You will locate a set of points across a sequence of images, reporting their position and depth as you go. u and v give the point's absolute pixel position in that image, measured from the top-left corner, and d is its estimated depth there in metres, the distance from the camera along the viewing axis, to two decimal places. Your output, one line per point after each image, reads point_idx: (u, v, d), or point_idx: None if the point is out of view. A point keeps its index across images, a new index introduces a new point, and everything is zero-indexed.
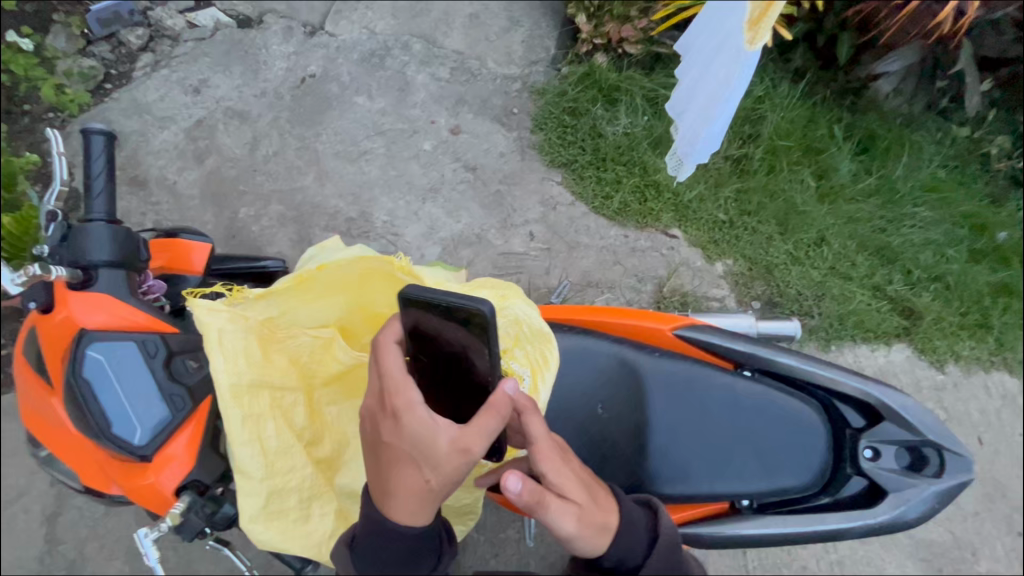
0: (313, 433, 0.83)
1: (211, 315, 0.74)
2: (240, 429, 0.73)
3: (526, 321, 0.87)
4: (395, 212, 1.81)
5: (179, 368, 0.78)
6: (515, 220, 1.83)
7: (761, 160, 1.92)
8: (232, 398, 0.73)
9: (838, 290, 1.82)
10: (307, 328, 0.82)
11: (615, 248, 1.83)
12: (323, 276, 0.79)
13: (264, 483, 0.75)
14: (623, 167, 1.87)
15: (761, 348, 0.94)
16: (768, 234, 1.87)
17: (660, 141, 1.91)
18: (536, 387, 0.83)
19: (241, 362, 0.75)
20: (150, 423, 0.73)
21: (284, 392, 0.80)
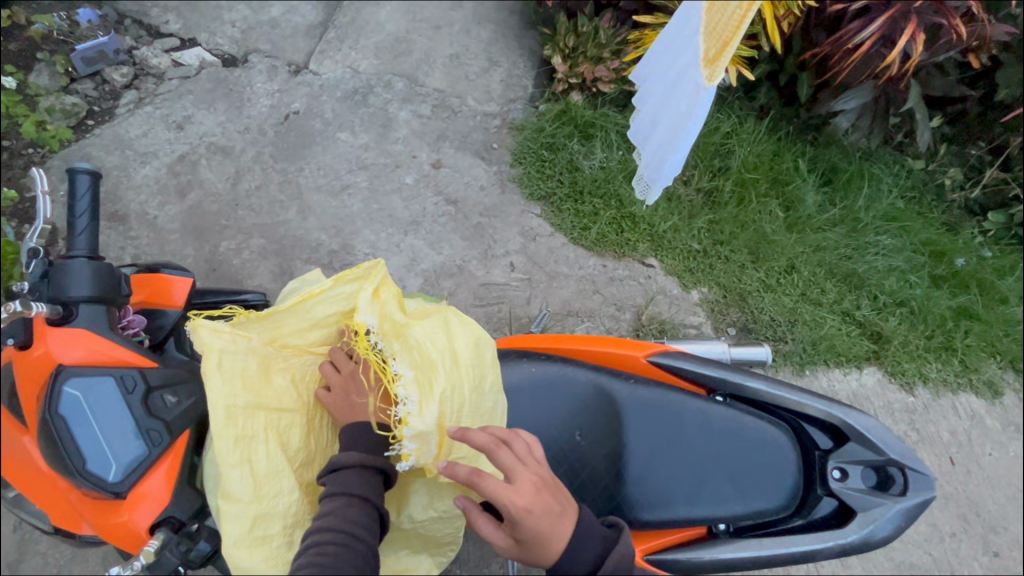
0: (307, 455, 0.79)
1: (214, 337, 0.75)
2: (232, 450, 0.70)
3: (419, 348, 0.81)
4: (377, 244, 1.83)
5: (158, 404, 0.77)
6: (496, 251, 1.87)
7: (731, 192, 2.01)
8: (227, 417, 0.71)
9: (809, 315, 1.88)
10: (304, 348, 0.86)
11: (594, 277, 1.87)
12: (324, 299, 0.84)
13: (254, 508, 0.70)
14: (600, 200, 1.94)
15: (729, 371, 0.98)
16: (741, 262, 1.93)
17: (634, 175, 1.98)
18: (422, 409, 0.77)
19: (237, 384, 0.74)
20: (127, 459, 0.73)
21: (281, 414, 0.77)
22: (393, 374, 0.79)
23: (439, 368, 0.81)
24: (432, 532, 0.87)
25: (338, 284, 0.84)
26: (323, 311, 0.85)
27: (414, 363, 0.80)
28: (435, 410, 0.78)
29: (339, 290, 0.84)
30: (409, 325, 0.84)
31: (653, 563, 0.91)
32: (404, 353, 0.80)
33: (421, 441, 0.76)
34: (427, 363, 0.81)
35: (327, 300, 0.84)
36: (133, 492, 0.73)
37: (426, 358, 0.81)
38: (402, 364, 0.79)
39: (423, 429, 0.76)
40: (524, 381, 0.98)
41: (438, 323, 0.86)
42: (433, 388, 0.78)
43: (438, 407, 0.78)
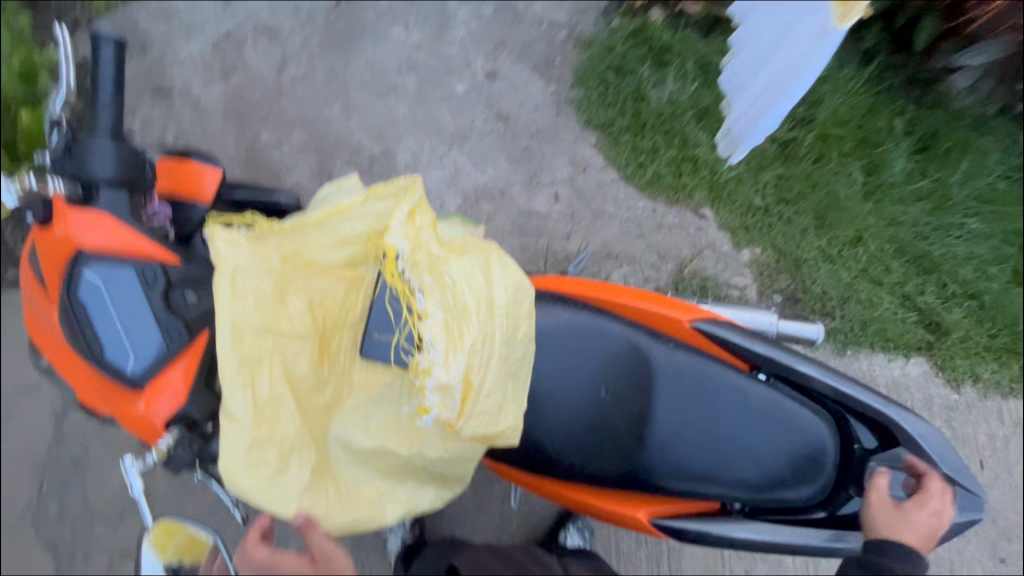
0: (318, 381, 0.75)
1: (231, 250, 0.70)
2: (235, 373, 0.67)
3: (454, 291, 0.71)
4: (419, 155, 1.74)
5: (178, 300, 0.77)
6: (542, 179, 1.76)
7: (809, 147, 1.81)
8: (232, 336, 0.67)
9: (865, 294, 1.74)
10: (327, 270, 0.78)
11: (640, 221, 1.76)
12: (353, 219, 0.80)
13: (251, 431, 0.66)
14: (663, 136, 1.78)
15: (778, 350, 0.90)
16: (804, 228, 1.78)
17: (706, 113, 1.79)
18: (447, 360, 0.69)
19: (249, 304, 0.69)
20: (147, 351, 0.72)
21: (292, 339, 0.72)
22: (421, 313, 0.70)
23: (473, 313, 0.71)
24: (440, 471, 0.83)
25: (369, 202, 0.81)
26: (351, 230, 0.79)
27: (447, 305, 0.70)
28: (463, 361, 0.69)
29: (369, 208, 0.80)
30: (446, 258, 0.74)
31: (659, 528, 0.90)
32: (436, 292, 0.70)
33: (444, 394, 0.69)
34: (460, 305, 0.71)
35: (356, 220, 0.80)
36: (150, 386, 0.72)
37: (461, 300, 0.71)
38: (432, 303, 0.70)
39: (448, 382, 0.69)
40: (557, 327, 0.95)
41: (475, 262, 0.74)
42: (463, 338, 0.69)
43: (468, 360, 0.69)
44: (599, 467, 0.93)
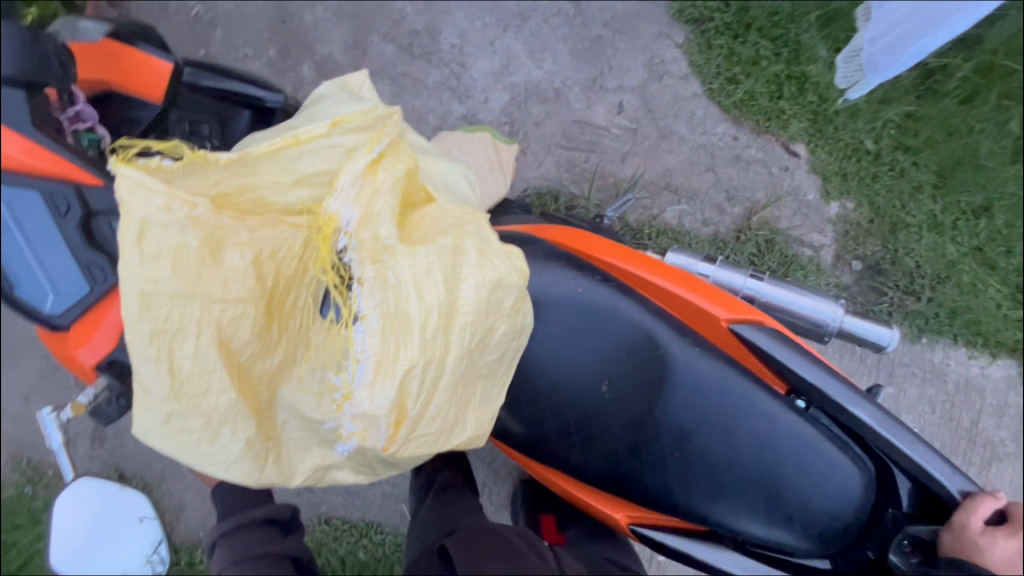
0: (265, 350, 0.61)
1: (140, 197, 0.54)
2: (146, 345, 0.56)
3: (406, 298, 0.61)
4: (467, 36, 1.49)
5: (104, 231, 0.68)
6: (607, 81, 1.49)
7: (961, 82, 1.48)
8: (143, 303, 0.55)
9: (968, 277, 1.47)
10: (279, 214, 0.63)
11: (713, 150, 1.48)
12: (314, 151, 0.64)
13: (166, 402, 0.57)
14: (769, 43, 1.47)
15: (830, 379, 0.81)
16: (914, 185, 1.48)
17: (834, 17, 1.47)
18: (372, 390, 0.60)
19: (164, 266, 0.55)
20: (69, 292, 0.65)
21: (225, 308, 0.58)
22: (356, 317, 0.60)
23: (415, 329, 0.60)
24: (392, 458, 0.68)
25: (332, 132, 0.65)
26: (313, 168, 0.64)
27: (386, 313, 0.60)
28: (391, 392, 0.60)
29: (333, 141, 0.65)
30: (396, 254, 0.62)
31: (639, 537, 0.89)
32: (375, 289, 0.60)
33: (367, 422, 0.61)
34: (403, 312, 0.60)
35: (318, 158, 0.64)
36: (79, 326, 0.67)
37: (404, 307, 0.60)
38: (370, 305, 0.60)
39: (369, 410, 0.60)
40: (571, 300, 0.88)
41: (431, 258, 0.62)
42: (399, 358, 0.60)
43: (399, 389, 0.60)
44: (589, 459, 0.90)
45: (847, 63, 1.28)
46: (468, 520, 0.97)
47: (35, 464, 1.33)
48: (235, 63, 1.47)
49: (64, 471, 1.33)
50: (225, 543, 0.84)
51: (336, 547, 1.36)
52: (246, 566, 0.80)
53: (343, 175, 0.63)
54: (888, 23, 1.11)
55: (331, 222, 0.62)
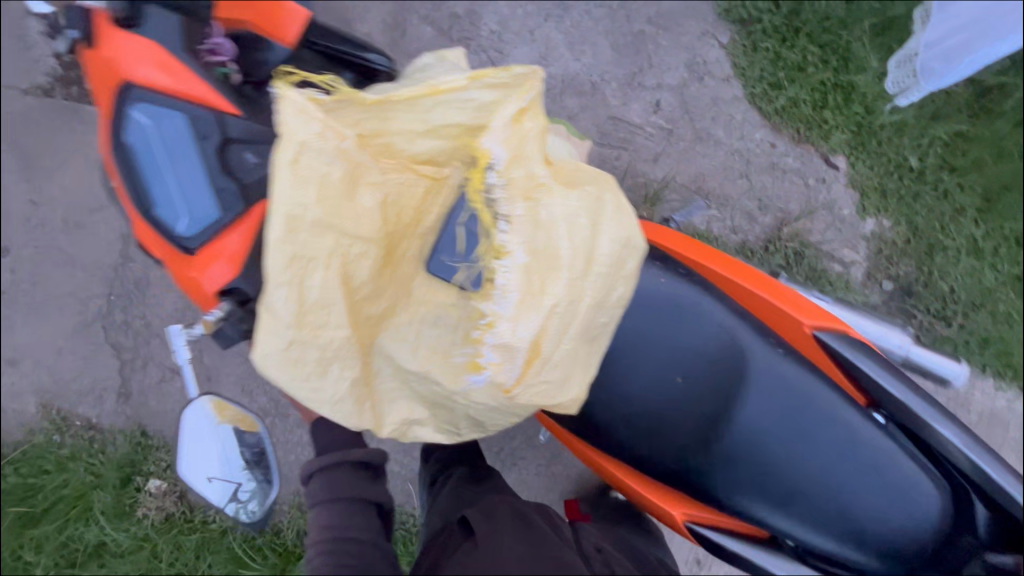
0: (373, 292, 0.67)
1: (300, 121, 0.58)
2: (283, 268, 0.59)
3: (558, 234, 0.64)
4: (507, 23, 1.47)
5: (234, 160, 0.80)
6: (645, 78, 1.46)
7: (1018, 104, 1.44)
8: (287, 225, 0.58)
9: (1003, 307, 1.43)
10: (407, 162, 0.67)
11: (749, 156, 1.44)
12: (448, 103, 0.64)
13: (291, 329, 0.60)
14: (818, 49, 1.43)
15: (918, 399, 0.84)
16: (955, 207, 1.44)
17: (889, 27, 1.43)
18: (517, 317, 0.62)
19: (311, 191, 0.59)
20: (201, 215, 0.77)
21: (354, 242, 0.63)
22: (500, 250, 0.64)
23: (563, 264, 0.64)
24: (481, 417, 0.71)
25: (471, 86, 0.64)
26: (445, 118, 0.64)
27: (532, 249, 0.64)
28: (533, 322, 0.63)
29: (469, 96, 0.64)
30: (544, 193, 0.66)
31: (694, 535, 0.87)
32: (525, 225, 0.64)
33: (505, 354, 0.64)
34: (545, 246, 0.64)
35: (454, 110, 0.64)
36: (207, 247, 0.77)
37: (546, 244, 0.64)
38: (516, 240, 0.63)
39: (510, 340, 0.63)
40: (655, 294, 0.91)
41: (580, 202, 0.67)
42: (546, 290, 0.63)
43: (539, 321, 0.63)
44: (654, 457, 0.90)
45: (900, 68, 1.37)
46: (494, 497, 0.97)
47: (64, 414, 1.39)
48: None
49: (90, 423, 1.39)
50: (321, 476, 0.87)
51: None
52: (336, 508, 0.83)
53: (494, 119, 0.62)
54: (951, 27, 1.19)
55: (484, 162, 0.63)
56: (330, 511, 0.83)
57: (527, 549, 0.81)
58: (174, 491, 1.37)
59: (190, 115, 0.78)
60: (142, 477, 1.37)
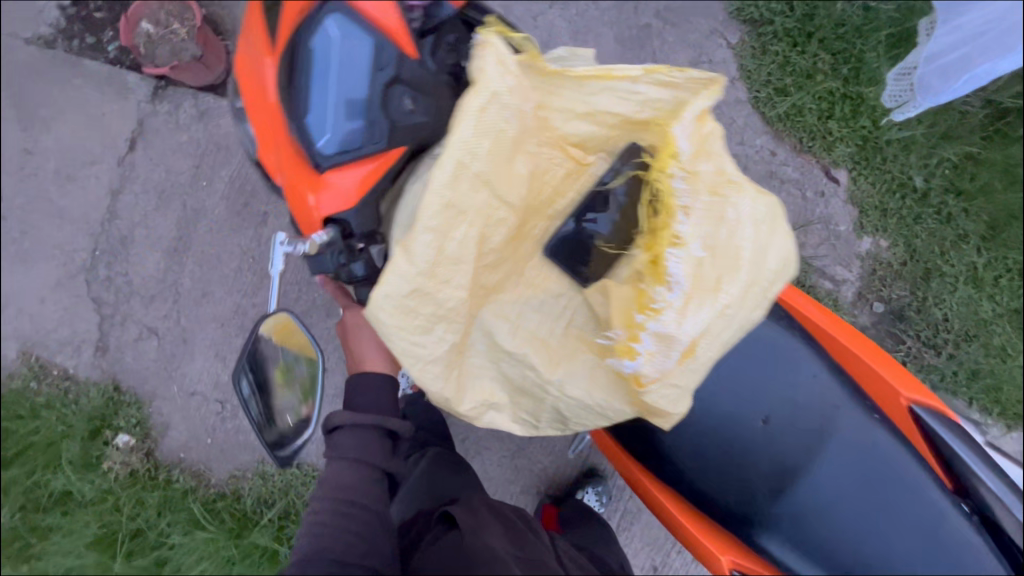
0: (492, 259, 0.71)
1: (497, 71, 0.61)
2: (434, 214, 0.60)
3: (736, 234, 0.63)
4: (511, 6, 1.43)
5: (395, 99, 0.76)
6: None
7: None
8: (455, 167, 0.60)
9: (998, 340, 1.38)
10: (559, 137, 0.72)
11: (745, 163, 1.40)
12: (616, 90, 0.67)
13: (423, 278, 0.62)
14: (829, 56, 1.38)
15: (1013, 499, 0.81)
16: (957, 234, 1.38)
17: (906, 39, 1.37)
18: (683, 308, 0.62)
19: (485, 144, 0.61)
20: (343, 136, 0.74)
21: (499, 208, 0.67)
22: (678, 239, 0.64)
23: (743, 265, 0.62)
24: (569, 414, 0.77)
25: (642, 78, 0.66)
26: (608, 105, 0.69)
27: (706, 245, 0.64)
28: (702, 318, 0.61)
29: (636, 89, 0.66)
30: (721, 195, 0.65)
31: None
32: (704, 219, 0.63)
33: (661, 343, 0.63)
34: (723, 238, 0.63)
35: (619, 97, 0.67)
36: (337, 169, 0.73)
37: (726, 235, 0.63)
38: (695, 232, 0.63)
39: (673, 333, 0.62)
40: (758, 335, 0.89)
41: (769, 209, 0.63)
42: (721, 289, 0.62)
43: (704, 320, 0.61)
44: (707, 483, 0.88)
45: (897, 81, 1.28)
46: (472, 494, 0.96)
47: (42, 362, 1.41)
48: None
49: (67, 373, 1.41)
50: (349, 433, 0.81)
51: (303, 492, 1.40)
52: (360, 470, 0.79)
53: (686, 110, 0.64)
54: (950, 43, 1.12)
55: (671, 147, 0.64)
56: (352, 474, 0.79)
57: (512, 551, 0.80)
58: (142, 448, 1.39)
59: (378, 44, 0.75)
60: (111, 431, 1.39)
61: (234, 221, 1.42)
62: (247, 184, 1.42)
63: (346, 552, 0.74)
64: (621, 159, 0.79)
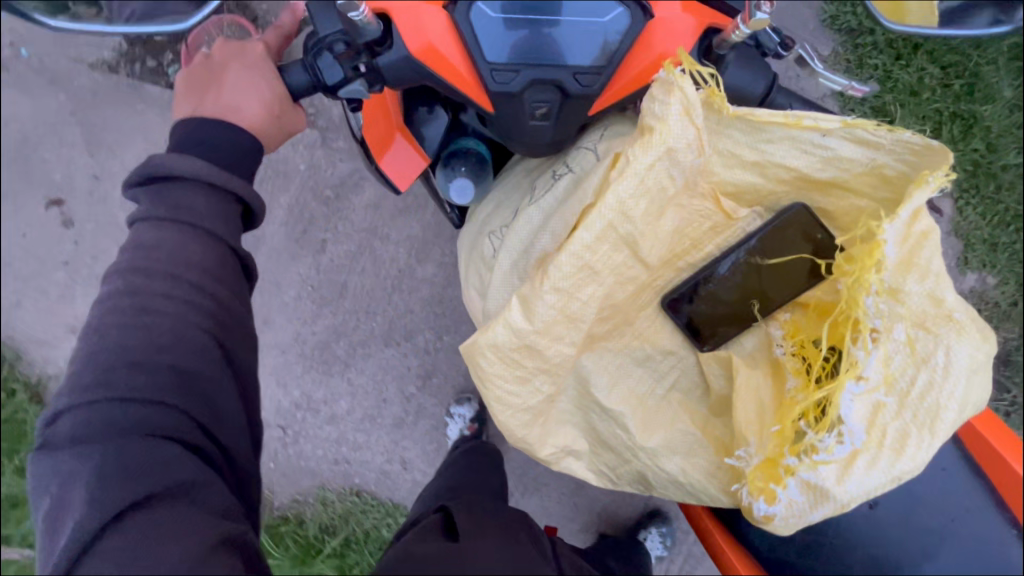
0: (611, 307, 0.85)
1: (681, 126, 0.71)
2: (567, 276, 0.75)
3: (929, 393, 0.72)
4: None
5: (541, 92, 0.74)
6: None
7: None
8: (607, 217, 0.74)
9: None
10: (715, 184, 0.84)
11: None
12: (796, 142, 0.78)
13: (538, 334, 0.77)
14: (940, 70, 1.24)
15: None
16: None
17: None
18: (850, 458, 0.73)
19: (641, 202, 0.75)
20: (482, 31, 0.72)
21: (630, 268, 0.81)
22: (860, 375, 0.75)
23: (933, 433, 0.72)
24: (653, 480, 0.91)
25: (837, 131, 0.75)
26: (788, 156, 0.79)
27: (890, 390, 0.74)
28: (863, 481, 0.72)
29: (826, 142, 0.77)
30: (931, 343, 0.73)
31: None
32: (896, 361, 0.75)
33: (811, 494, 0.74)
34: (915, 398, 0.73)
35: (803, 148, 0.78)
36: (448, 25, 0.72)
37: (919, 396, 0.73)
38: (875, 368, 0.74)
39: (825, 488, 0.73)
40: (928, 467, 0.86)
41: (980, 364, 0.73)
42: (904, 455, 0.72)
43: (860, 481, 0.72)
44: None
45: None
46: (478, 497, 0.94)
47: None
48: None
49: None
50: (167, 204, 0.78)
51: (361, 519, 1.41)
52: (181, 221, 0.77)
53: (903, 206, 0.71)
54: None
55: (876, 255, 0.74)
56: (199, 248, 0.77)
57: (501, 547, 0.76)
58: None
59: (597, 69, 0.73)
60: None
61: (293, 248, 1.41)
62: (305, 210, 1.40)
63: (183, 361, 0.73)
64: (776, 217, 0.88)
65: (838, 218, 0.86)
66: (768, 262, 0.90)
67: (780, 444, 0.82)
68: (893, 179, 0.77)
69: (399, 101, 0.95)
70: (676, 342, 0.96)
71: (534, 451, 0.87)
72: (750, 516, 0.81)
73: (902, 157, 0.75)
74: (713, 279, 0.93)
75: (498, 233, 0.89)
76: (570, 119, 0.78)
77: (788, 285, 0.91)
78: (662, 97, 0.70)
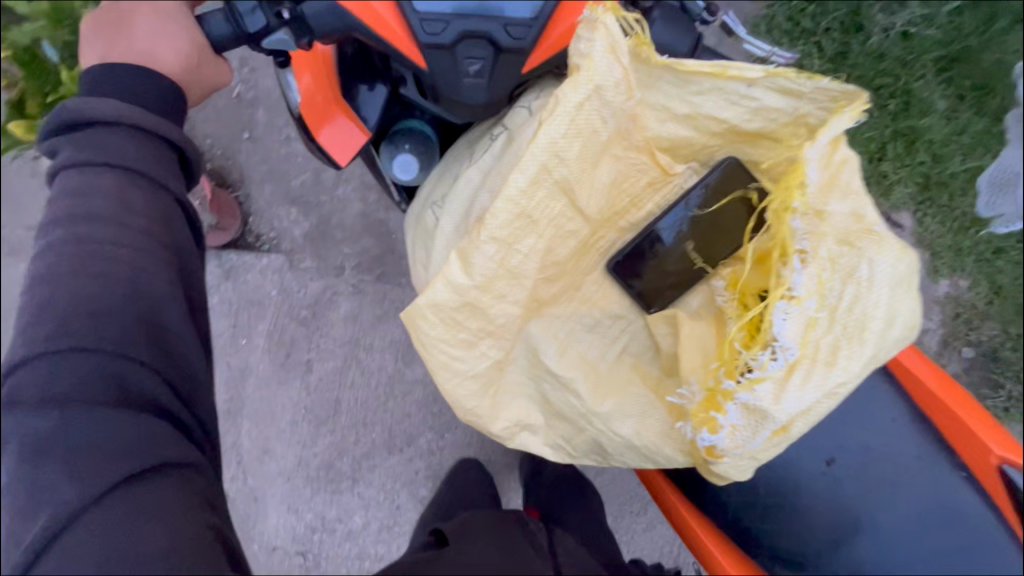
0: (557, 264, 0.96)
1: (605, 67, 0.81)
2: (505, 226, 0.84)
3: (855, 303, 0.80)
4: None
5: (473, 48, 0.85)
6: None
7: None
8: (535, 171, 0.84)
9: None
10: (648, 138, 0.93)
11: None
12: (725, 92, 0.86)
13: (479, 286, 0.85)
14: (885, 110, 1.58)
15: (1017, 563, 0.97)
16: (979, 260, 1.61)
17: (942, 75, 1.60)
18: (784, 377, 0.81)
19: (575, 146, 0.85)
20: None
21: (565, 218, 0.92)
22: (791, 295, 0.82)
23: (863, 343, 0.80)
24: (609, 447, 0.98)
25: (762, 81, 0.83)
26: (713, 104, 0.87)
27: (822, 306, 0.82)
28: (797, 397, 0.80)
29: (751, 92, 0.85)
30: (855, 257, 0.81)
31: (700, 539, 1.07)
32: (816, 276, 0.82)
33: (751, 415, 0.83)
34: (844, 311, 0.81)
35: (730, 99, 0.86)
36: None
37: (847, 308, 0.81)
38: (807, 289, 0.82)
39: (765, 408, 0.81)
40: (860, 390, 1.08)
41: (906, 271, 0.79)
42: (836, 366, 0.80)
43: (796, 398, 0.80)
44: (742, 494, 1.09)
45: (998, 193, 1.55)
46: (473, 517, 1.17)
47: None
48: (274, 139, 1.39)
49: None
50: (81, 165, 0.77)
51: None
52: (109, 165, 0.77)
53: (823, 133, 0.80)
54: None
55: (800, 175, 0.82)
56: (141, 194, 0.78)
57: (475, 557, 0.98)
58: None
59: (529, 22, 0.86)
60: None
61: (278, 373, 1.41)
62: (283, 336, 1.41)
63: (127, 311, 0.75)
64: (713, 171, 0.96)
65: (762, 167, 0.94)
66: (708, 212, 0.98)
67: (716, 376, 0.91)
68: (817, 126, 0.85)
69: (336, 74, 1.12)
70: (625, 306, 1.05)
71: (485, 426, 0.95)
72: (703, 458, 0.89)
73: (822, 104, 0.83)
74: (661, 246, 1.01)
75: (438, 204, 1.01)
76: (501, 74, 0.89)
77: (731, 238, 0.99)
78: (588, 36, 0.81)
